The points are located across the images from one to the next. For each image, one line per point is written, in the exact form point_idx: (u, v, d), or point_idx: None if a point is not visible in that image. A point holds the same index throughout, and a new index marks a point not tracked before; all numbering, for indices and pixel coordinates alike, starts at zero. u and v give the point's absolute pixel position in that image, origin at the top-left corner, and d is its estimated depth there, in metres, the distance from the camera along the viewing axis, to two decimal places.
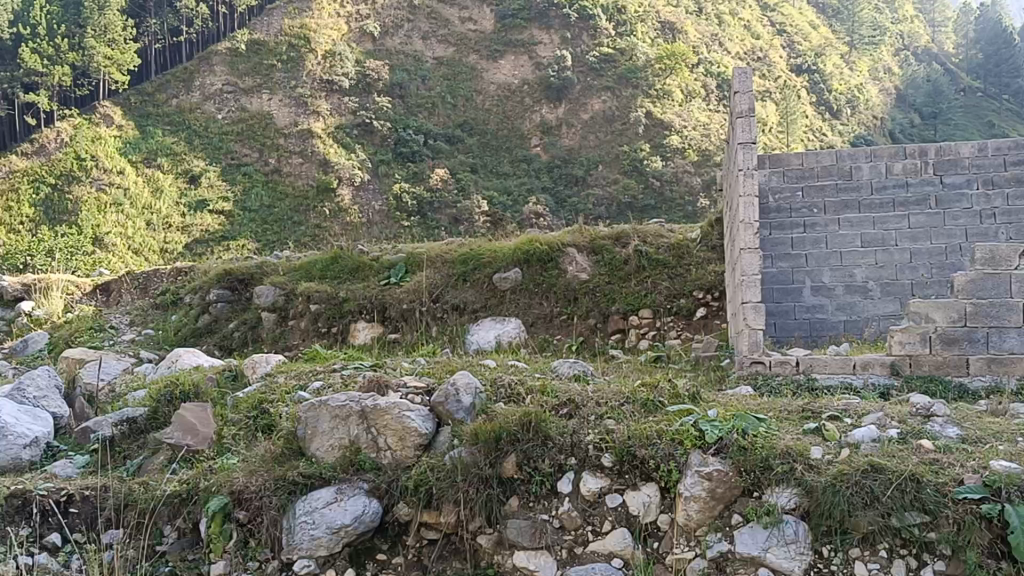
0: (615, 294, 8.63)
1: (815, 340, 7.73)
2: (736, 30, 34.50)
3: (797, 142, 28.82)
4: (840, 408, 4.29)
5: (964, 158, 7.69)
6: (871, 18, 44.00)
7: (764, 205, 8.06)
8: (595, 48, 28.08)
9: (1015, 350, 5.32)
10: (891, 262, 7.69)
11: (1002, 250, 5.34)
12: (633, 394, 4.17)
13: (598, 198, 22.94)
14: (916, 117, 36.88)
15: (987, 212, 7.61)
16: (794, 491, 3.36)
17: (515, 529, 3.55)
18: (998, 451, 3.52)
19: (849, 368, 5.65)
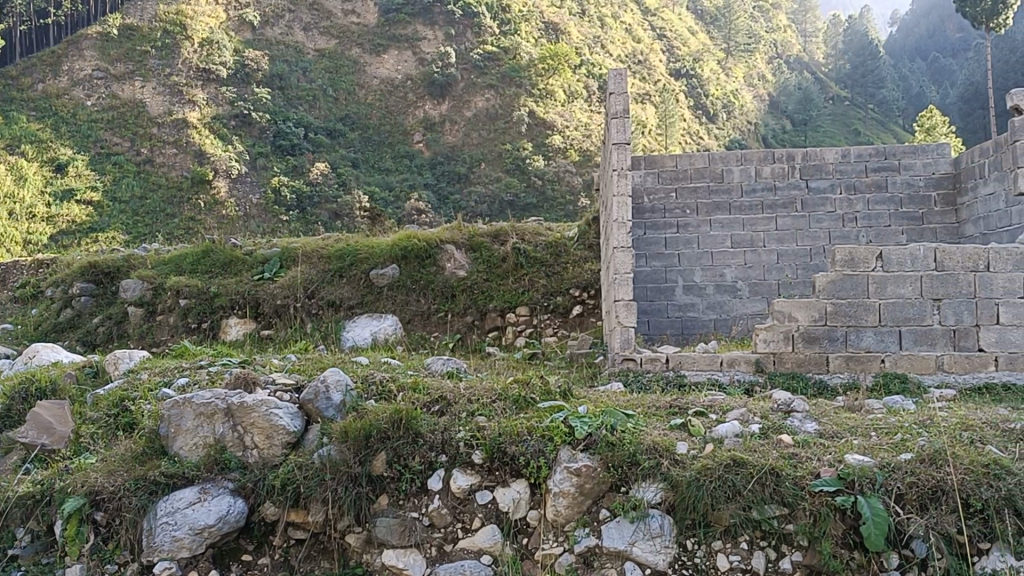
0: (493, 290, 8.65)
1: (685, 338, 7.91)
2: (618, 32, 34.97)
3: (676, 145, 29.58)
4: (705, 404, 4.40)
5: (828, 164, 8.00)
6: (746, 27, 45.40)
7: (638, 205, 8.19)
8: (479, 47, 28.21)
9: (871, 348, 5.57)
10: (759, 263, 7.95)
11: (860, 252, 5.58)
12: (504, 391, 4.18)
13: (480, 195, 23.06)
14: (787, 123, 38.41)
15: (848, 216, 7.94)
16: (659, 485, 3.43)
17: (383, 526, 3.51)
18: (853, 444, 3.67)
19: (716, 365, 5.81)
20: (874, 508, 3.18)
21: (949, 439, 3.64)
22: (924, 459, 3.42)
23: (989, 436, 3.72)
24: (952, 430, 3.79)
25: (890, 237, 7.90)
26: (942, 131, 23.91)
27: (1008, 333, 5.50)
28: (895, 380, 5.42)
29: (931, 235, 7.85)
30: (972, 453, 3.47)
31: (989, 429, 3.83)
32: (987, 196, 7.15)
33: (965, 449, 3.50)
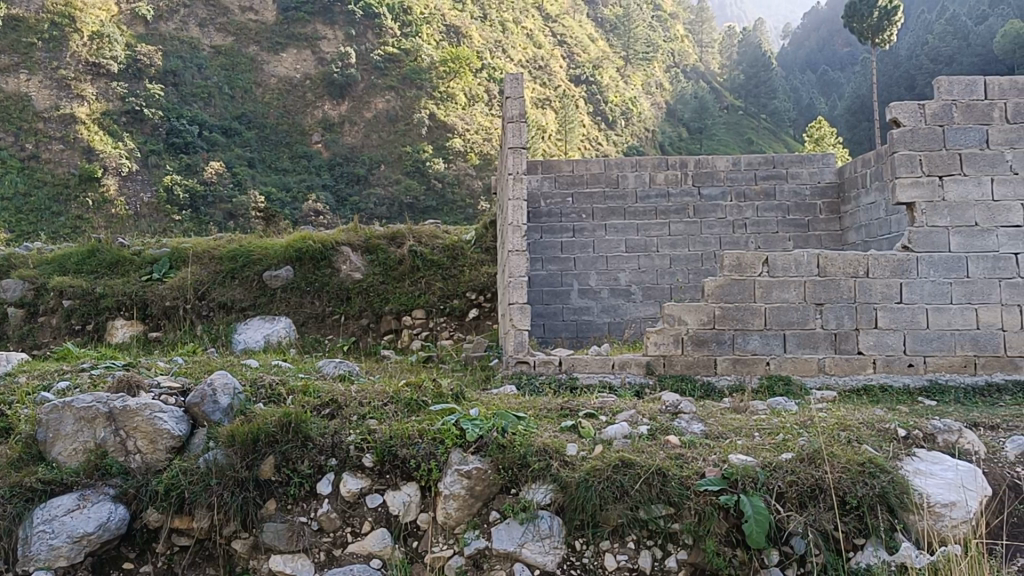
0: (388, 293, 8.61)
1: (579, 341, 8.04)
2: (519, 37, 35.11)
3: (575, 150, 30.04)
4: (596, 406, 4.46)
5: (720, 171, 8.19)
6: (644, 35, 46.10)
7: (535, 209, 8.23)
8: (379, 48, 28.04)
9: (757, 351, 5.72)
10: (652, 268, 8.12)
11: (747, 258, 5.73)
12: (396, 394, 4.16)
13: (379, 198, 23.05)
14: (684, 131, 39.25)
15: (738, 223, 8.15)
16: (549, 486, 3.46)
17: (271, 532, 3.47)
18: (737, 445, 3.76)
19: (607, 368, 5.89)
20: (756, 506, 3.26)
21: (827, 439, 3.77)
22: (804, 458, 3.53)
23: (865, 435, 3.87)
24: (830, 430, 3.92)
25: (778, 243, 8.13)
26: (830, 141, 24.79)
27: (885, 336, 5.72)
28: (779, 382, 5.61)
29: (816, 242, 8.09)
30: (849, 452, 3.58)
31: (865, 428, 3.98)
32: (869, 204, 7.40)
33: (843, 448, 3.63)
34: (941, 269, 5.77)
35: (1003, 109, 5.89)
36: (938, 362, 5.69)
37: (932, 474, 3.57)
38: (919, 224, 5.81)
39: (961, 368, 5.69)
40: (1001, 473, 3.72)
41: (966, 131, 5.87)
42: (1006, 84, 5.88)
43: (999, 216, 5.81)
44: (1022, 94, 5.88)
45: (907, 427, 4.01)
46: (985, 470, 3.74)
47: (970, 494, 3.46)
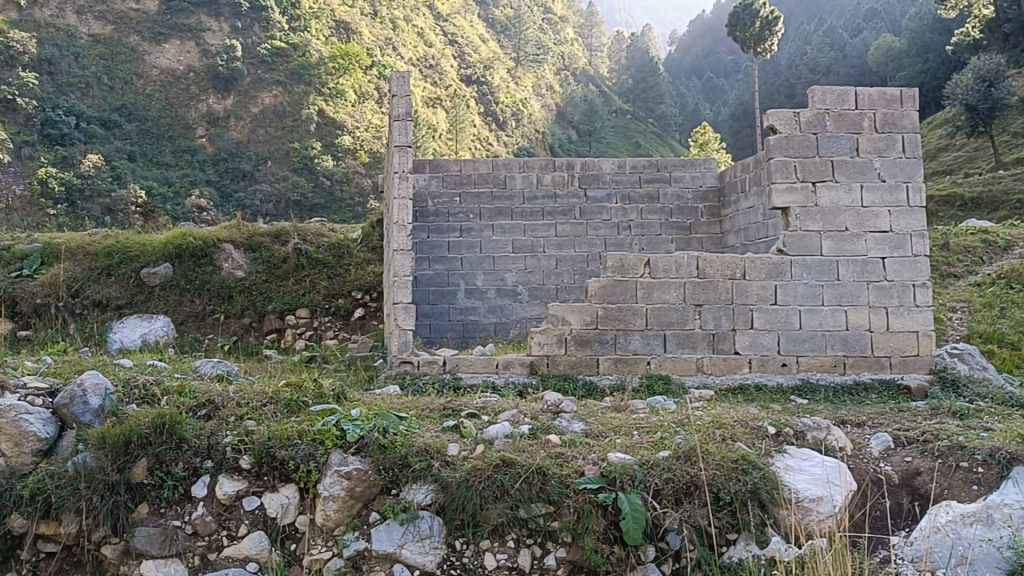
0: (272, 292, 8.49)
1: (465, 341, 8.06)
2: (410, 35, 34.95)
3: (466, 150, 30.15)
4: (479, 405, 4.47)
5: (605, 174, 8.31)
6: (535, 37, 46.42)
7: (422, 208, 8.20)
8: (267, 41, 27.53)
9: (638, 351, 5.83)
10: (538, 268, 8.21)
11: (630, 259, 5.84)
12: (275, 394, 4.10)
13: (266, 194, 22.69)
14: (573, 134, 39.62)
15: (623, 225, 8.28)
16: (430, 486, 3.46)
17: (142, 537, 3.38)
18: (617, 443, 3.83)
19: (491, 367, 5.90)
20: (633, 503, 3.32)
21: (702, 437, 3.86)
22: (681, 455, 3.61)
23: (739, 432, 3.98)
24: (706, 429, 4.02)
25: (661, 245, 8.28)
26: (714, 147, 25.39)
27: (760, 337, 5.89)
28: (659, 381, 5.71)
29: (698, 244, 8.28)
30: (723, 450, 3.68)
31: (739, 427, 4.09)
32: (747, 209, 7.62)
33: (717, 445, 3.73)
34: (813, 272, 5.98)
35: (872, 119, 6.15)
36: (810, 362, 5.90)
37: (800, 470, 3.71)
38: (793, 228, 6.02)
39: (831, 368, 5.91)
40: (866, 469, 3.88)
41: (839, 139, 6.10)
42: (874, 95, 6.14)
43: (867, 222, 6.06)
44: (891, 105, 6.15)
45: (778, 425, 4.15)
46: (850, 465, 3.89)
47: (835, 488, 3.59)
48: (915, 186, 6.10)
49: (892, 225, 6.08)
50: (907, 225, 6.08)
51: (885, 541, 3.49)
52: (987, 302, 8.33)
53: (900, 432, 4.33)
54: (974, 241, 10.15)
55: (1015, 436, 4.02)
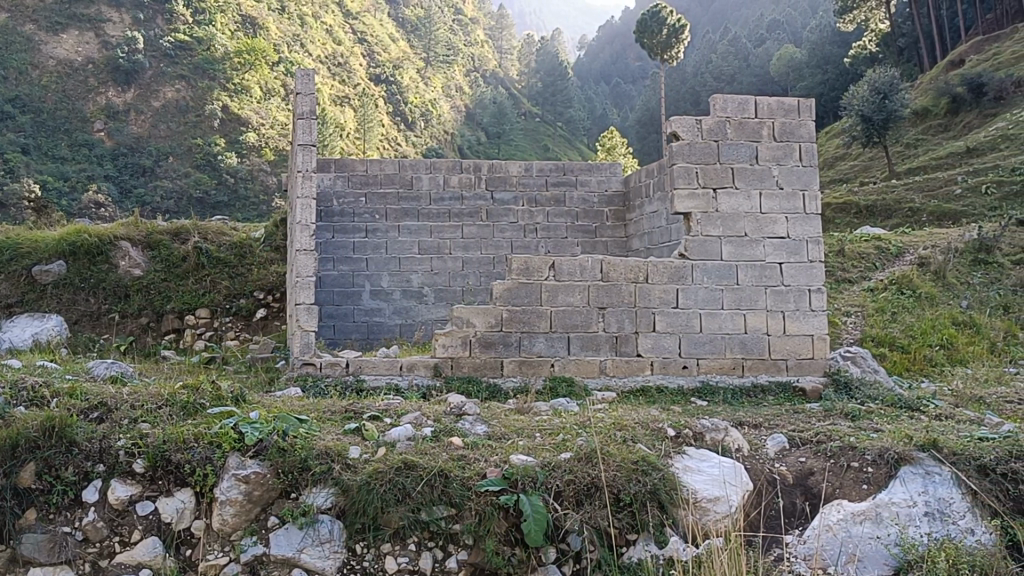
0: (171, 292, 8.29)
1: (369, 342, 7.99)
2: (318, 32, 34.52)
3: (374, 150, 29.95)
4: (381, 408, 4.44)
5: (512, 176, 8.32)
6: (445, 38, 46.34)
7: (327, 208, 8.10)
8: (170, 35, 26.89)
9: (542, 353, 5.86)
10: (444, 270, 8.19)
11: (535, 262, 5.88)
12: (172, 396, 3.99)
13: (166, 190, 22.15)
14: (481, 134, 39.63)
15: (530, 227, 8.31)
16: (330, 490, 3.42)
17: (30, 543, 3.27)
18: (519, 445, 3.83)
19: (395, 369, 5.84)
20: (534, 505, 3.33)
21: (604, 439, 3.90)
22: (582, 457, 3.64)
23: (640, 434, 4.03)
24: (607, 430, 4.06)
25: (567, 248, 8.32)
26: (620, 151, 25.69)
27: (662, 340, 5.98)
28: (562, 383, 5.74)
29: (603, 247, 8.34)
30: (624, 451, 3.72)
31: (640, 429, 4.14)
32: (651, 213, 7.72)
33: (618, 447, 3.76)
34: (713, 276, 6.11)
35: (771, 128, 6.31)
36: (709, 364, 6.01)
37: (699, 471, 3.77)
38: (694, 233, 6.13)
39: (730, 371, 6.04)
40: (762, 469, 3.97)
41: (739, 147, 6.23)
42: (773, 105, 6.31)
43: (766, 227, 6.21)
44: (789, 114, 6.32)
45: (678, 427, 4.22)
46: (748, 466, 3.97)
47: (731, 489, 3.67)
48: (811, 194, 6.28)
49: (790, 231, 6.24)
50: (803, 232, 6.25)
51: (779, 540, 3.57)
52: (879, 307, 8.62)
53: (795, 432, 4.43)
54: (868, 248, 10.49)
55: (903, 437, 4.15)
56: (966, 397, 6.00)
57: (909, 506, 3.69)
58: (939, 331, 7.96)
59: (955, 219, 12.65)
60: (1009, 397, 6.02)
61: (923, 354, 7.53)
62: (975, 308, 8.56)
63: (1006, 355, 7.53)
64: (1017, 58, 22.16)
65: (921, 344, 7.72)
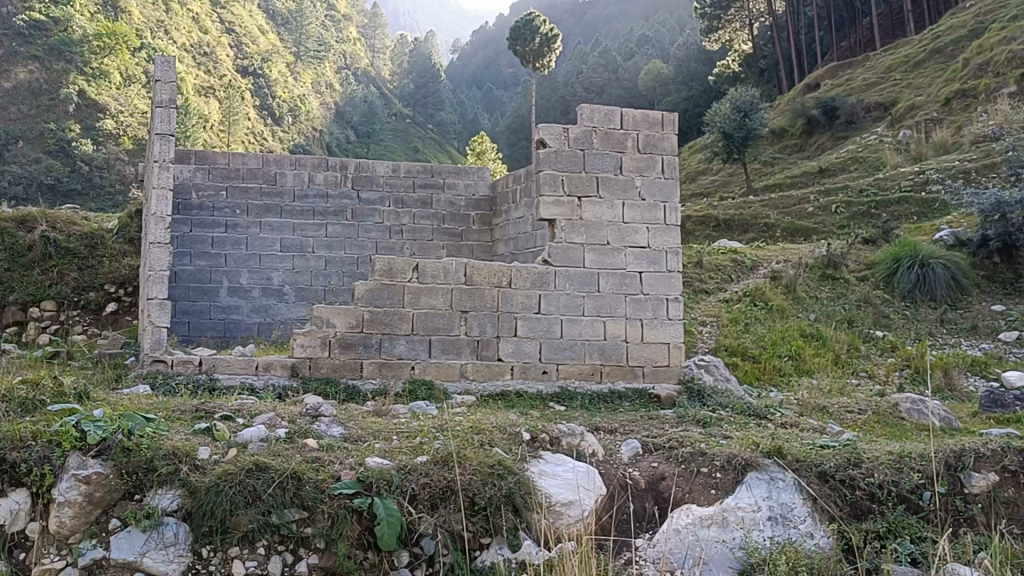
0: (14, 282, 7.95)
1: (225, 341, 7.80)
2: (183, 19, 33.45)
3: (239, 143, 29.29)
4: (234, 407, 4.33)
5: (379, 176, 8.24)
6: (317, 34, 45.76)
7: (185, 201, 7.85)
8: (24, 12, 25.59)
9: (403, 356, 5.81)
10: (306, 269, 8.06)
11: (398, 263, 5.83)
12: (9, 392, 3.79)
13: (15, 175, 21.16)
14: (351, 133, 39.19)
15: (395, 228, 8.25)
16: (177, 491, 3.31)
17: None
18: (375, 448, 3.79)
19: (250, 369, 5.67)
20: (388, 508, 3.30)
21: (461, 442, 3.90)
22: (438, 460, 3.62)
23: (497, 438, 4.05)
24: (464, 434, 4.05)
25: (432, 251, 8.29)
26: (490, 156, 25.84)
27: (523, 344, 6.02)
28: (422, 386, 5.70)
29: (468, 252, 8.32)
30: (480, 455, 3.72)
31: (496, 432, 4.15)
32: (517, 219, 7.77)
33: (474, 451, 3.76)
34: (575, 283, 6.19)
35: (635, 140, 6.45)
36: (568, 370, 6.09)
37: (554, 475, 3.81)
38: (558, 240, 6.19)
39: (588, 376, 6.14)
40: (616, 473, 4.04)
41: (604, 157, 6.34)
42: (639, 117, 6.45)
43: (627, 237, 6.34)
44: (653, 127, 6.49)
45: (534, 431, 4.25)
46: (602, 471, 4.04)
47: (585, 493, 3.72)
48: (671, 206, 6.46)
49: (650, 241, 6.40)
50: (663, 242, 6.42)
51: (630, 543, 3.65)
52: (733, 317, 8.91)
53: (648, 438, 4.52)
54: (725, 260, 10.83)
55: (750, 444, 4.28)
56: (810, 406, 6.27)
57: (753, 511, 3.82)
58: (789, 342, 8.27)
59: (807, 236, 13.20)
60: (850, 406, 6.31)
61: (773, 364, 7.82)
62: (822, 321, 8.94)
63: (848, 367, 7.89)
64: (867, 85, 23.28)
65: (771, 355, 8.02)
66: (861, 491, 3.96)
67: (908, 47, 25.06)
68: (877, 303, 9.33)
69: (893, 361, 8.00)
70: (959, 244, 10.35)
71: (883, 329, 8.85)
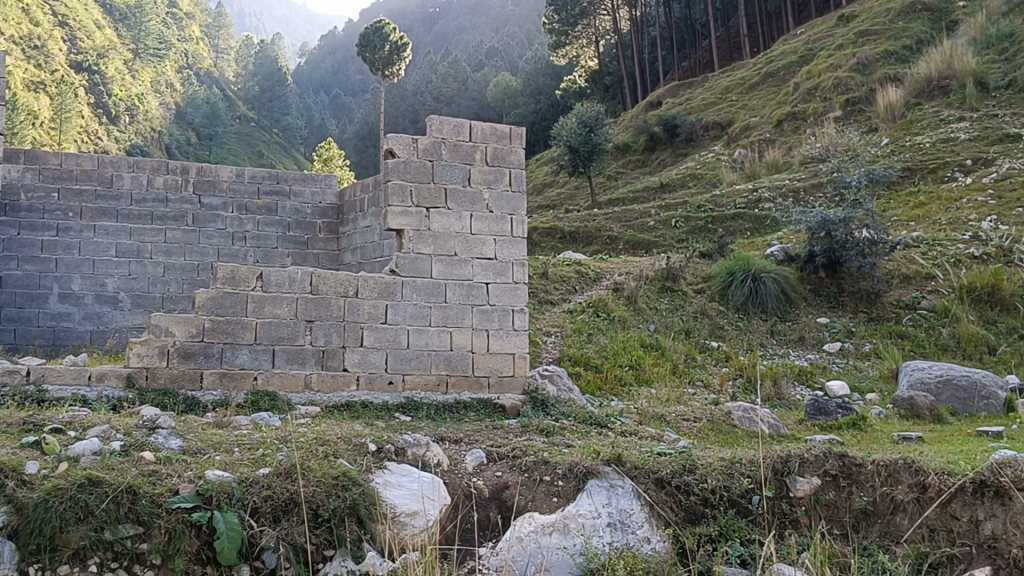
0: None
1: (55, 350, 7.57)
2: (13, 10, 31.80)
3: (70, 141, 28.01)
4: (64, 420, 4.14)
5: (222, 181, 8.02)
6: (157, 31, 44.32)
7: (12, 202, 7.53)
8: None
9: (246, 366, 5.69)
10: (143, 274, 7.81)
11: (241, 272, 5.71)
12: None
13: None
14: (192, 135, 38.05)
15: (238, 235, 8.03)
16: (2, 509, 3.18)
17: None
18: (214, 460, 3.70)
19: (83, 379, 5.43)
20: (229, 522, 3.25)
21: (305, 454, 3.86)
22: (281, 472, 3.58)
23: (341, 449, 4.02)
24: (308, 445, 4.01)
25: (276, 258, 8.09)
26: (337, 163, 25.56)
27: (369, 354, 5.99)
28: (265, 398, 5.60)
29: (313, 260, 8.16)
30: (324, 466, 3.70)
31: (341, 443, 4.13)
32: (365, 228, 7.72)
33: (318, 462, 3.73)
34: (422, 293, 6.21)
35: (483, 152, 6.54)
36: (414, 380, 6.10)
37: (398, 486, 3.81)
38: (406, 251, 6.20)
39: (434, 387, 6.16)
40: (461, 482, 4.09)
41: (452, 168, 6.39)
42: (487, 130, 6.55)
43: (474, 248, 6.41)
44: (501, 141, 6.60)
45: (379, 442, 4.25)
46: (447, 480, 4.08)
47: (429, 502, 3.72)
48: (518, 218, 6.58)
49: (497, 252, 6.49)
50: (510, 253, 6.52)
51: (472, 552, 3.71)
52: (577, 328, 9.10)
53: (493, 447, 4.57)
54: (569, 271, 11.06)
55: (591, 452, 4.40)
56: (649, 414, 6.48)
57: (594, 517, 3.93)
58: (629, 352, 8.52)
59: (647, 249, 13.62)
60: (686, 414, 6.56)
61: (613, 374, 8.05)
62: (661, 332, 9.25)
63: (686, 375, 8.21)
64: (706, 104, 24.20)
65: (613, 365, 8.25)
66: (695, 496, 4.13)
67: (744, 70, 26.25)
68: (711, 314, 9.73)
69: (727, 370, 8.37)
70: (788, 259, 10.88)
71: (718, 340, 9.24)
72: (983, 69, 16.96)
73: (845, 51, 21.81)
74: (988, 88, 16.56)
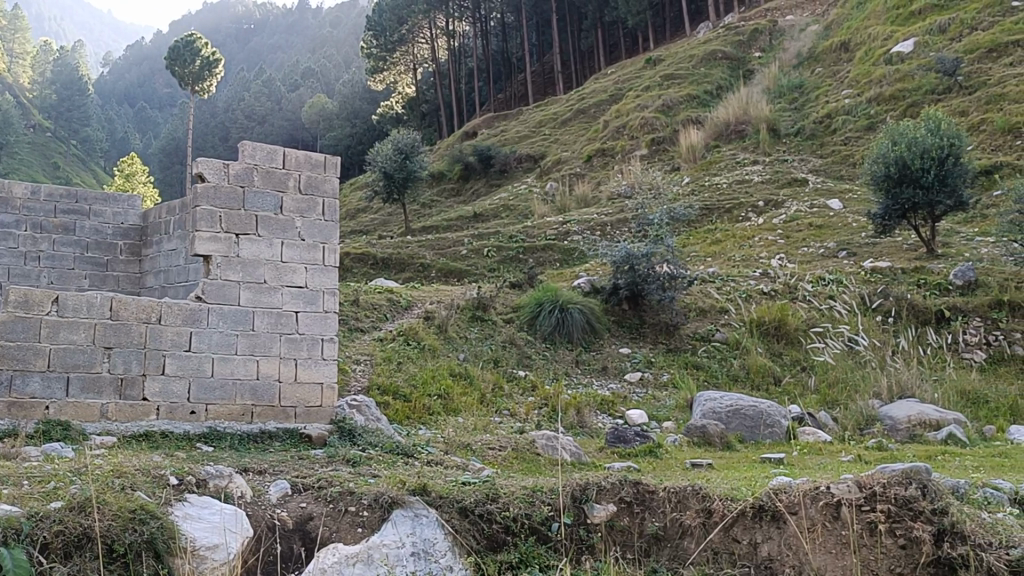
0: None
1: None
2: None
3: None
4: None
5: (14, 199, 7.63)
6: None
7: None
8: None
9: (36, 394, 5.43)
10: None
11: (35, 295, 5.48)
12: None
13: None
14: None
15: (31, 255, 7.63)
16: None
17: None
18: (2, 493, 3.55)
19: None
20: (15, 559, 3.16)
21: (99, 486, 3.75)
22: (74, 505, 3.49)
23: (139, 481, 3.92)
24: (104, 477, 3.89)
25: (71, 281, 7.75)
26: (140, 180, 24.57)
27: (170, 383, 5.84)
28: (56, 426, 5.35)
29: (113, 283, 7.85)
30: (120, 499, 3.61)
31: (139, 475, 4.02)
32: (168, 251, 7.52)
33: (115, 495, 3.64)
34: (229, 321, 6.11)
35: (296, 180, 6.53)
36: (218, 410, 5.99)
37: (198, 518, 3.75)
38: (212, 276, 6.09)
39: (238, 417, 6.06)
40: (263, 514, 4.05)
41: (264, 196, 6.35)
42: (301, 158, 6.55)
43: (284, 276, 6.37)
44: (315, 169, 6.61)
45: (180, 474, 4.17)
46: (249, 512, 4.04)
47: (231, 535, 3.68)
48: (330, 248, 6.60)
49: (308, 281, 6.47)
50: (320, 283, 6.52)
51: None
52: (386, 356, 9.12)
53: (297, 478, 4.56)
54: (381, 298, 11.06)
55: (397, 482, 4.46)
56: (455, 444, 6.60)
57: (397, 547, 4.00)
58: (438, 381, 8.60)
59: (460, 278, 13.80)
60: (492, 443, 6.70)
61: (422, 403, 8.13)
62: (470, 361, 9.40)
63: (493, 405, 8.37)
64: (520, 136, 24.77)
65: (421, 394, 8.31)
66: (497, 524, 4.26)
67: (557, 105, 27.07)
68: (520, 343, 9.97)
69: (533, 400, 8.59)
70: (594, 291, 11.30)
71: (525, 369, 9.49)
72: (775, 117, 18.20)
73: (651, 93, 22.87)
74: (780, 135, 17.78)
